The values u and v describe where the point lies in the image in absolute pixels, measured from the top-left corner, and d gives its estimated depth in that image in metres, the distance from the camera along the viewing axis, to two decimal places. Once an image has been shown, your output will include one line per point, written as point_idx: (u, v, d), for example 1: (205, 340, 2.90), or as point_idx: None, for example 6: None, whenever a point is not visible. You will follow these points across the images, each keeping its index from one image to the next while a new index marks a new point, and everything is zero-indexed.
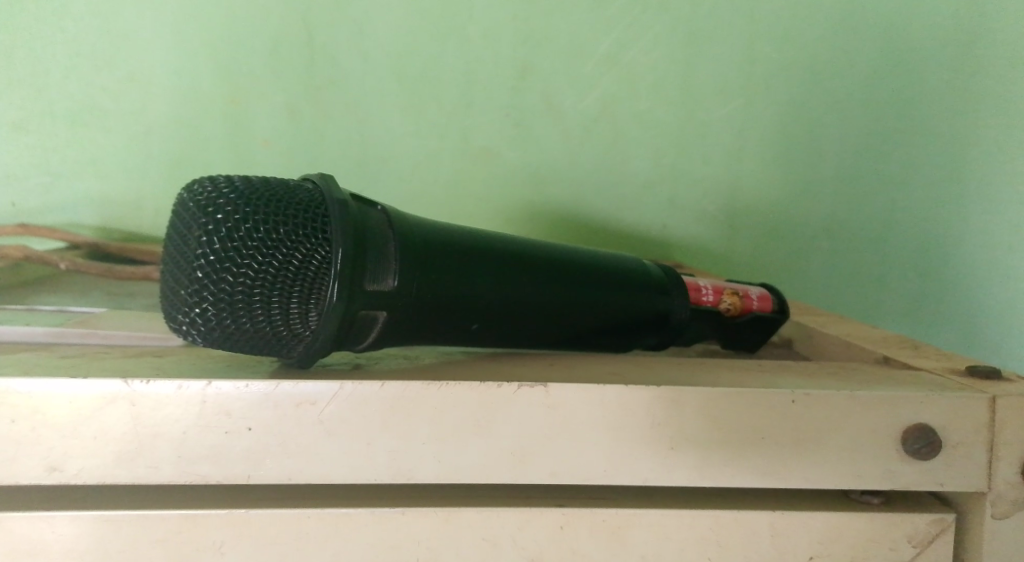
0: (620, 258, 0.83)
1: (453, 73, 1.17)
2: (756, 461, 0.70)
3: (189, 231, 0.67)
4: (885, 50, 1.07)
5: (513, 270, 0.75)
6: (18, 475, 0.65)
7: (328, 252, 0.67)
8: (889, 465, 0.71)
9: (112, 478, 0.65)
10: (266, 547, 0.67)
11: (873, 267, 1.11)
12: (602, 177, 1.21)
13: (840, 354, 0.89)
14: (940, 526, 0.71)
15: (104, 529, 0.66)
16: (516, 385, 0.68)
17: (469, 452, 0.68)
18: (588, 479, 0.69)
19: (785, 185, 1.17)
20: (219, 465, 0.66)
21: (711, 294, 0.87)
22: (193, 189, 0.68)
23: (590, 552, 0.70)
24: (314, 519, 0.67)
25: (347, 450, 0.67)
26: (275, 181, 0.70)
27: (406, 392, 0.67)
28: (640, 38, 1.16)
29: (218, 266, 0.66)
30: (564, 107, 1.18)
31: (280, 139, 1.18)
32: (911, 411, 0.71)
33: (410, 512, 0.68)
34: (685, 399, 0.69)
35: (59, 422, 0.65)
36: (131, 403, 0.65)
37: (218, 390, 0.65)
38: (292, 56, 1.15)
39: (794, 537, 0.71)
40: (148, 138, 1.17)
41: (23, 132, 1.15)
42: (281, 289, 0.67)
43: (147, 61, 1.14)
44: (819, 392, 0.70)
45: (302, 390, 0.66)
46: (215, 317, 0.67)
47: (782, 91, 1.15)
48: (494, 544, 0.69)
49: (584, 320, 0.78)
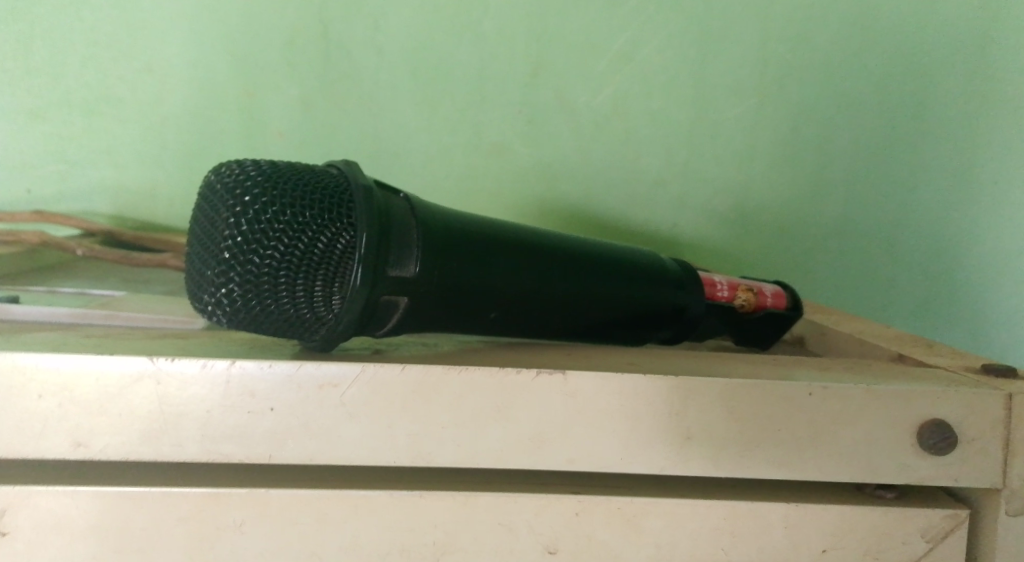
0: (637, 251, 0.84)
1: (466, 69, 1.13)
2: (771, 453, 0.70)
3: (218, 213, 0.68)
4: (904, 56, 1.06)
5: (532, 260, 0.75)
6: (45, 451, 0.65)
7: (352, 237, 0.68)
8: (905, 459, 0.71)
9: (137, 455, 0.66)
10: (284, 527, 0.68)
11: (886, 268, 1.11)
12: (611, 175, 1.16)
13: (854, 352, 0.90)
14: (954, 521, 0.71)
15: (126, 505, 0.66)
16: (535, 371, 0.69)
17: (487, 437, 0.68)
18: (604, 467, 0.69)
19: (798, 188, 1.13)
20: (242, 445, 0.66)
21: (726, 289, 0.86)
22: (222, 171, 0.69)
23: (605, 540, 0.70)
24: (334, 500, 0.68)
25: (368, 433, 0.67)
26: (301, 166, 0.71)
27: (426, 376, 0.68)
28: (655, 36, 1.11)
29: (245, 248, 0.67)
30: (577, 104, 1.14)
31: (293, 131, 1.15)
32: (927, 406, 0.71)
33: (428, 495, 0.69)
34: (702, 389, 0.70)
35: (85, 399, 0.65)
36: (157, 382, 0.65)
37: (241, 370, 0.66)
38: (306, 52, 1.12)
39: (807, 529, 0.71)
40: (162, 128, 1.15)
41: (40, 120, 1.14)
42: (305, 272, 0.68)
43: (164, 51, 1.12)
44: (836, 386, 0.71)
45: (325, 371, 0.67)
46: (241, 299, 0.68)
47: (797, 93, 1.11)
48: (510, 530, 0.69)
49: (601, 313, 0.79)
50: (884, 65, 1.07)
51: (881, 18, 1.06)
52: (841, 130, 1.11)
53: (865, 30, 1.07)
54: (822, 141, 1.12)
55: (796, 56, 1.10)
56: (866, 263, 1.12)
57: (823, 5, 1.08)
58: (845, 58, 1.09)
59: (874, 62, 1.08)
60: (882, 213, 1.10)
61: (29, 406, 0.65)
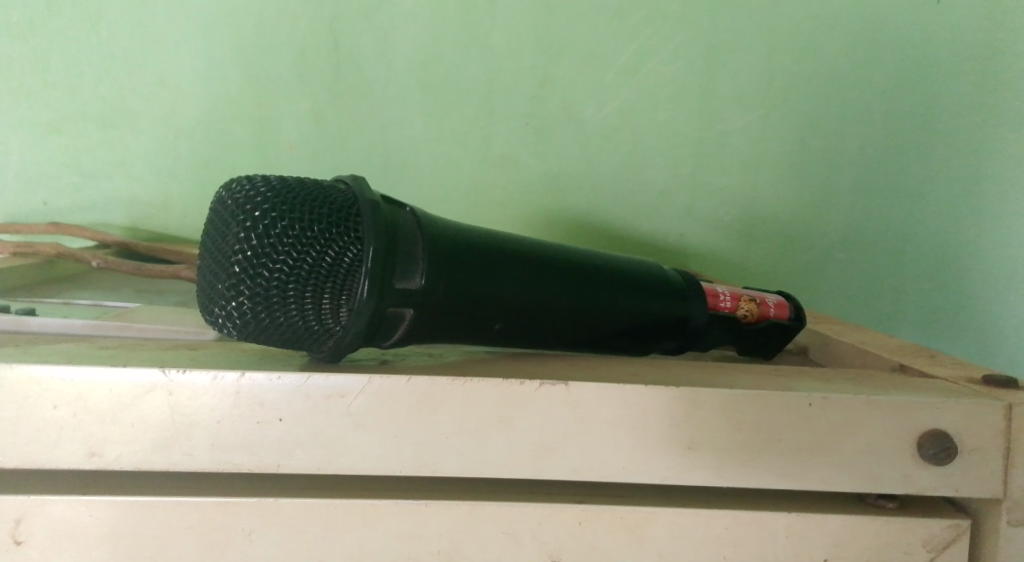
0: (641, 263, 0.85)
1: (474, 82, 1.14)
2: (772, 462, 0.71)
3: (228, 227, 0.69)
4: (908, 68, 1.07)
5: (537, 272, 0.77)
6: (60, 460, 0.67)
7: (360, 250, 0.69)
8: (906, 469, 0.72)
9: (149, 464, 0.67)
10: (294, 536, 0.69)
11: (891, 279, 1.12)
12: (618, 186, 1.17)
13: (857, 362, 0.91)
14: (955, 531, 0.72)
15: (138, 513, 0.68)
16: (539, 382, 0.70)
17: (491, 447, 0.70)
18: (607, 476, 0.71)
19: (805, 199, 1.14)
20: (252, 454, 0.68)
21: (729, 300, 0.87)
22: (232, 186, 0.71)
23: (608, 548, 0.71)
24: (342, 509, 0.69)
25: (374, 442, 0.69)
26: (309, 181, 0.72)
27: (431, 387, 0.69)
28: (661, 49, 1.12)
29: (255, 262, 0.68)
30: (583, 116, 1.15)
31: (304, 144, 1.16)
32: (927, 416, 0.72)
33: (433, 504, 0.70)
34: (704, 400, 0.71)
35: (99, 409, 0.67)
36: (168, 392, 0.67)
37: (251, 381, 0.68)
38: (318, 66, 1.14)
39: (809, 538, 0.72)
40: (176, 141, 1.17)
41: (57, 134, 1.16)
42: (314, 285, 0.69)
43: (178, 66, 1.14)
44: (837, 396, 0.72)
45: (332, 382, 0.68)
46: (250, 311, 0.69)
47: (802, 105, 1.12)
48: (514, 538, 0.70)
49: (605, 324, 0.80)
50: (888, 77, 1.08)
51: (885, 30, 1.07)
52: (846, 141, 1.12)
53: (869, 43, 1.08)
54: (827, 152, 1.13)
55: (800, 68, 1.11)
56: (872, 274, 1.13)
57: (827, 17, 1.09)
58: (850, 70, 1.10)
59: (878, 75, 1.09)
60: (887, 224, 1.11)
61: (45, 416, 0.67)
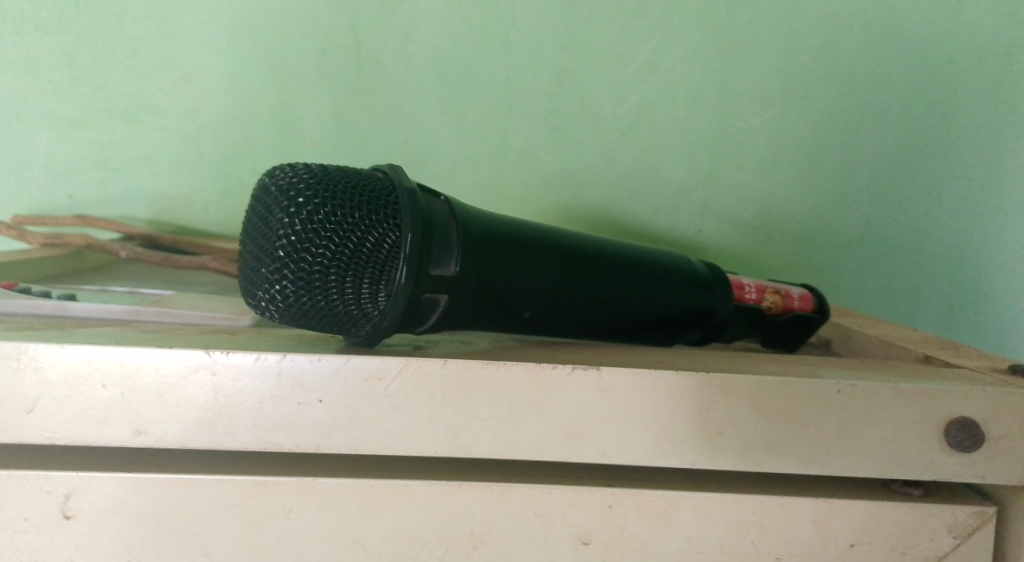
0: (666, 253, 0.86)
1: (495, 78, 1.16)
2: (800, 448, 0.73)
3: (271, 213, 0.71)
4: (927, 67, 1.08)
5: (567, 262, 0.78)
6: (106, 439, 0.69)
7: (397, 237, 0.71)
8: (932, 456, 0.73)
9: (193, 442, 0.69)
10: (330, 515, 0.71)
11: (910, 275, 1.13)
12: (636, 181, 1.18)
13: (880, 354, 0.92)
14: (980, 518, 0.73)
15: (179, 491, 0.70)
16: (570, 367, 0.71)
17: (524, 429, 0.71)
18: (637, 460, 0.72)
19: (822, 195, 1.15)
20: (292, 434, 0.70)
21: (753, 291, 0.89)
22: (275, 173, 0.72)
23: (638, 530, 0.73)
24: (378, 489, 0.71)
25: (410, 425, 0.70)
26: (348, 170, 0.74)
27: (465, 371, 0.70)
28: (680, 45, 1.13)
29: (298, 246, 0.70)
30: (602, 112, 1.16)
31: (326, 139, 1.18)
32: (955, 404, 0.73)
33: (466, 485, 0.71)
34: (733, 386, 0.72)
35: (146, 389, 0.68)
36: (212, 373, 0.69)
37: (292, 363, 0.69)
38: (339, 61, 1.15)
39: (836, 524, 0.73)
40: (199, 136, 1.18)
41: (82, 128, 1.18)
42: (354, 270, 0.71)
43: (202, 63, 1.15)
44: (865, 383, 0.73)
45: (370, 365, 0.70)
46: (293, 295, 0.71)
47: (819, 102, 1.13)
48: (545, 520, 0.72)
49: (632, 313, 0.81)
50: (904, 75, 1.09)
51: (903, 28, 1.08)
52: (863, 139, 1.12)
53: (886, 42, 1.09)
54: (846, 149, 1.13)
55: (818, 65, 1.12)
56: (891, 270, 1.14)
57: (845, 17, 1.10)
58: (868, 69, 1.11)
59: (896, 74, 1.10)
60: (906, 220, 1.12)
61: (91, 396, 0.68)
